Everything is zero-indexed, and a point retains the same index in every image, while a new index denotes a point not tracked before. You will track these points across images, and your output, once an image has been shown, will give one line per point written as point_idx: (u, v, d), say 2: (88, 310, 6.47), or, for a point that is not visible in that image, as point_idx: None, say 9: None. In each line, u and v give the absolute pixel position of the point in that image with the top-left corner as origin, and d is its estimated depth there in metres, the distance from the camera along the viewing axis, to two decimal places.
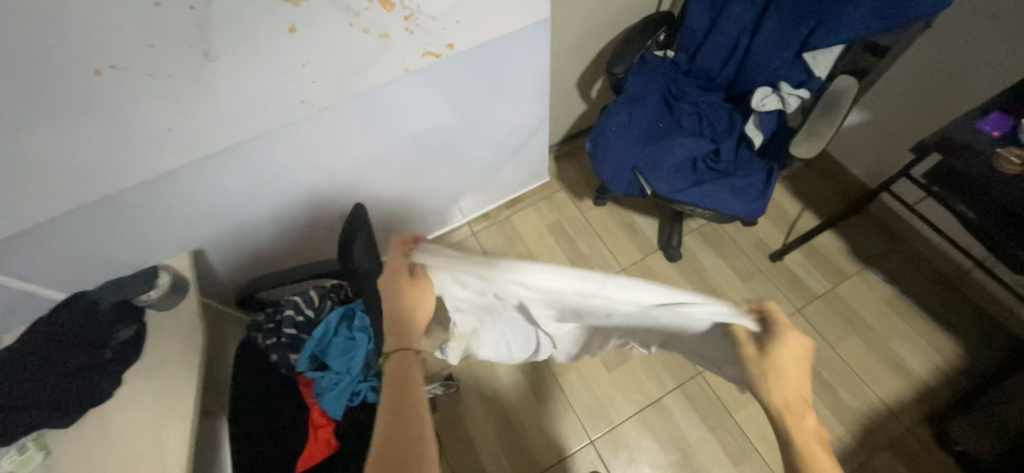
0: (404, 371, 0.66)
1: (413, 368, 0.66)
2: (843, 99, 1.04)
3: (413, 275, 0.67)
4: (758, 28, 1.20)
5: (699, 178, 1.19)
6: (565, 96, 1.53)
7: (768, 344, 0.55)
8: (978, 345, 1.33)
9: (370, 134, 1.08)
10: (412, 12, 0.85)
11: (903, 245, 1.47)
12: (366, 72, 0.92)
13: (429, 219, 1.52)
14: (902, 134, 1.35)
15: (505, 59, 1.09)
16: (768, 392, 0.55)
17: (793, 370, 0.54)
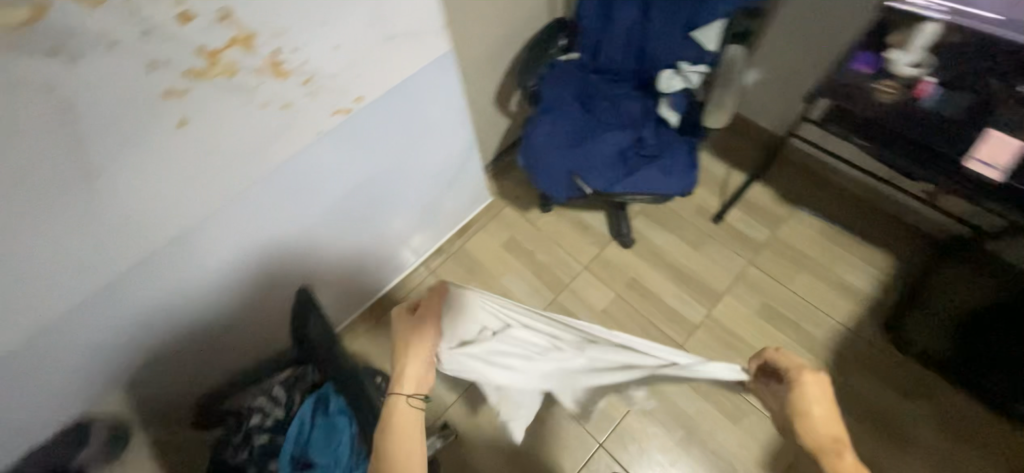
0: (400, 412, 0.71)
1: (405, 414, 0.71)
2: (736, 66, 1.13)
3: (415, 313, 0.76)
4: (646, 18, 1.27)
5: (631, 167, 1.23)
6: (486, 116, 1.54)
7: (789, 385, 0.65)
8: (904, 251, 1.48)
9: (299, 205, 1.02)
10: (310, 76, 0.82)
11: (821, 179, 1.62)
12: (277, 145, 0.87)
13: (382, 270, 1.46)
14: (793, 83, 1.49)
15: (418, 97, 1.07)
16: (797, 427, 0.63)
17: (820, 403, 0.62)
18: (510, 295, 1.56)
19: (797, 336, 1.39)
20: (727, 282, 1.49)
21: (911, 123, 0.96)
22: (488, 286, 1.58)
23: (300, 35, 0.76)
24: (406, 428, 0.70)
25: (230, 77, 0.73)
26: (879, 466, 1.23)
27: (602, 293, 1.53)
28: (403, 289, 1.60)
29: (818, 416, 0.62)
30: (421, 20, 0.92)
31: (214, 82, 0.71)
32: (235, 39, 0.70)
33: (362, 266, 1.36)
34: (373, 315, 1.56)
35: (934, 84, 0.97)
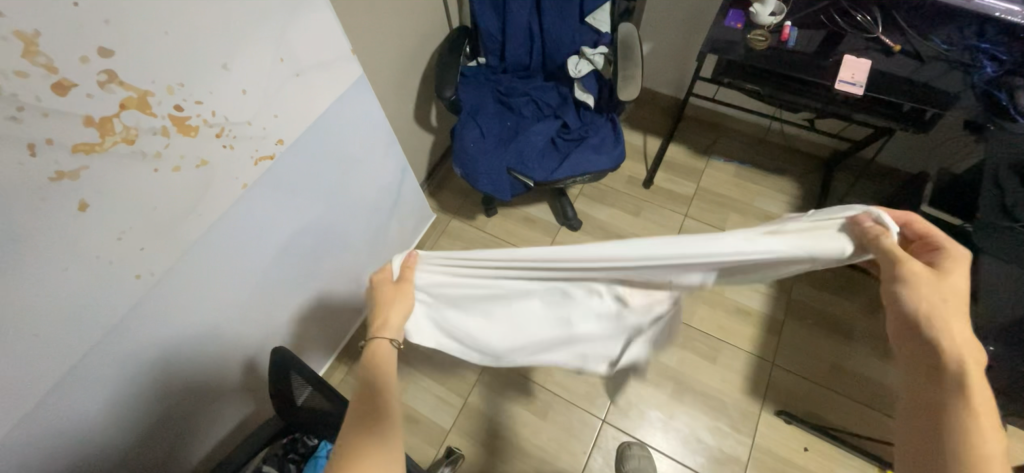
0: (377, 352, 0.71)
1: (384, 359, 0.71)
2: (633, 41, 1.22)
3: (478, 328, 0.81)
4: (540, 12, 1.34)
5: (564, 152, 1.29)
6: (410, 135, 1.53)
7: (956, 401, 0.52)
8: (804, 174, 1.69)
9: (237, 266, 0.94)
10: (223, 125, 0.76)
11: (722, 129, 1.81)
12: (201, 207, 0.80)
13: (341, 315, 1.38)
14: (679, 49, 1.67)
15: (340, 126, 1.04)
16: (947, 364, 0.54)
17: (936, 303, 0.55)
18: None
19: None
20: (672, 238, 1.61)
21: (787, 62, 1.09)
22: None
23: (203, 85, 0.71)
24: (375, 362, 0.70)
25: (130, 144, 0.65)
26: (841, 360, 1.36)
27: None
28: (368, 329, 1.53)
29: (960, 351, 0.53)
30: (328, 50, 0.90)
31: (112, 153, 0.64)
32: (128, 101, 0.63)
33: (319, 316, 1.29)
34: (344, 365, 1.47)
35: (792, 26, 1.12)
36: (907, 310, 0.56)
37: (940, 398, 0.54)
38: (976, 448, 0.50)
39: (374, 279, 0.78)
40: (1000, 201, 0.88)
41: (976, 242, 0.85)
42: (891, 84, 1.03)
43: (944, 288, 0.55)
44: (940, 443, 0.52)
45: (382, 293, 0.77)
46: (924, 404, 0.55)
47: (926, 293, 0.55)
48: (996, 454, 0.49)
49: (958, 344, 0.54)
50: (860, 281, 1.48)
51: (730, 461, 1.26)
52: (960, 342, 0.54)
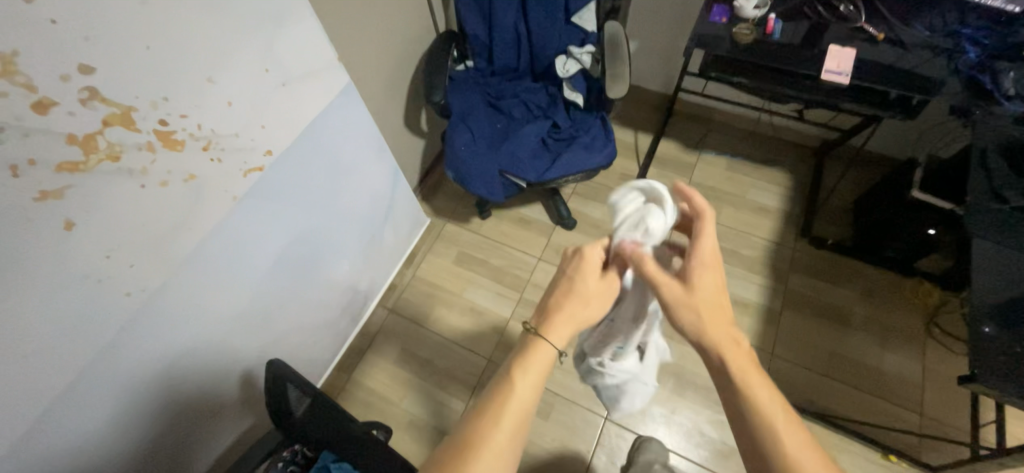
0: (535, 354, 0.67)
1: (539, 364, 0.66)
2: (619, 38, 1.23)
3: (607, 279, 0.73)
4: (527, 14, 1.34)
5: (555, 152, 1.29)
6: (401, 142, 1.52)
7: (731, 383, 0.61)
8: (795, 164, 1.70)
9: (232, 280, 0.93)
10: (211, 138, 0.76)
11: (712, 123, 1.82)
12: (191, 221, 0.79)
13: (338, 325, 1.37)
14: (666, 46, 1.67)
15: (330, 134, 1.03)
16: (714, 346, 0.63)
17: (712, 287, 0.66)
18: (476, 307, 1.55)
19: (737, 262, 1.53)
20: None
21: (772, 55, 1.10)
22: (453, 306, 1.56)
23: (189, 98, 0.70)
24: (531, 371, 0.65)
25: (116, 161, 0.65)
26: (840, 348, 1.37)
27: None
28: (367, 337, 1.52)
29: (728, 344, 0.63)
30: (317, 59, 0.89)
31: (98, 170, 0.63)
32: (112, 117, 0.62)
33: (317, 326, 1.28)
34: (343, 375, 1.46)
35: (777, 19, 1.13)
36: (687, 328, 0.65)
37: (737, 399, 0.61)
38: (766, 436, 0.58)
39: (583, 247, 0.73)
40: (989, 184, 0.88)
41: (968, 223, 0.84)
42: (876, 72, 1.03)
43: (696, 298, 0.65)
44: (755, 436, 0.59)
45: (586, 280, 0.71)
46: (732, 401, 0.62)
47: (676, 296, 0.65)
48: (779, 417, 0.59)
49: (718, 343, 0.63)
50: (855, 268, 1.49)
51: (734, 454, 1.26)
52: (716, 342, 0.63)
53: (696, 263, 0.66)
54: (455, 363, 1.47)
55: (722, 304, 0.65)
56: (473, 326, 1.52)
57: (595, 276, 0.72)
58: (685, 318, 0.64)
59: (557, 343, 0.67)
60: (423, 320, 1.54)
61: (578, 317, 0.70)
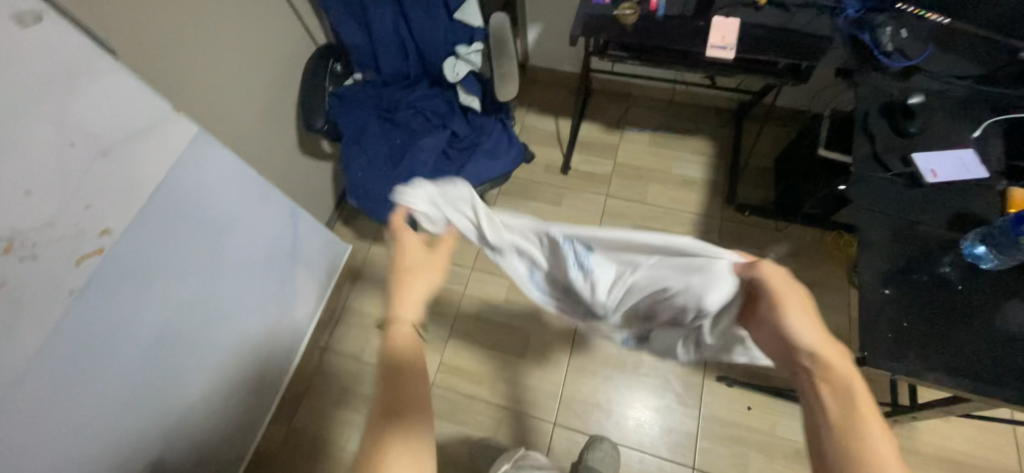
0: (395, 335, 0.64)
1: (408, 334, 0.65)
2: (504, 35, 1.13)
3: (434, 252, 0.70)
4: (406, 16, 1.23)
5: (458, 164, 1.22)
6: (300, 170, 1.42)
7: (818, 378, 0.57)
8: (715, 130, 1.67)
9: (97, 374, 0.84)
10: (11, 238, 0.65)
11: (630, 97, 1.77)
12: (14, 331, 0.69)
13: (263, 378, 1.29)
14: (569, 25, 1.59)
15: (190, 190, 0.92)
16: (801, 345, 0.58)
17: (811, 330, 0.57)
18: None
19: None
20: (596, 221, 1.58)
21: (657, 33, 1.04)
22: None
23: None
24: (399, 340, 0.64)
25: None
26: None
27: (497, 284, 1.52)
28: (302, 382, 1.45)
29: (830, 353, 0.57)
30: (140, 115, 0.78)
31: None
32: None
33: (234, 388, 1.20)
34: (281, 425, 1.40)
35: None
36: (801, 346, 0.58)
37: (819, 437, 0.54)
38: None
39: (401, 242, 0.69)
40: (872, 150, 0.87)
41: (853, 197, 0.83)
42: (763, 42, 1.00)
43: (801, 322, 0.58)
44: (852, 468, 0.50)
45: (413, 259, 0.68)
46: (808, 421, 0.56)
47: (796, 317, 0.58)
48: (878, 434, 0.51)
49: (816, 351, 0.57)
50: (779, 228, 1.50)
51: (679, 435, 1.28)
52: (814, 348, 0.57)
53: (793, 291, 0.59)
54: None
55: (829, 340, 0.58)
56: None
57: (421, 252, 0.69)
58: (799, 336, 0.58)
59: (406, 329, 0.65)
60: (360, 352, 1.48)
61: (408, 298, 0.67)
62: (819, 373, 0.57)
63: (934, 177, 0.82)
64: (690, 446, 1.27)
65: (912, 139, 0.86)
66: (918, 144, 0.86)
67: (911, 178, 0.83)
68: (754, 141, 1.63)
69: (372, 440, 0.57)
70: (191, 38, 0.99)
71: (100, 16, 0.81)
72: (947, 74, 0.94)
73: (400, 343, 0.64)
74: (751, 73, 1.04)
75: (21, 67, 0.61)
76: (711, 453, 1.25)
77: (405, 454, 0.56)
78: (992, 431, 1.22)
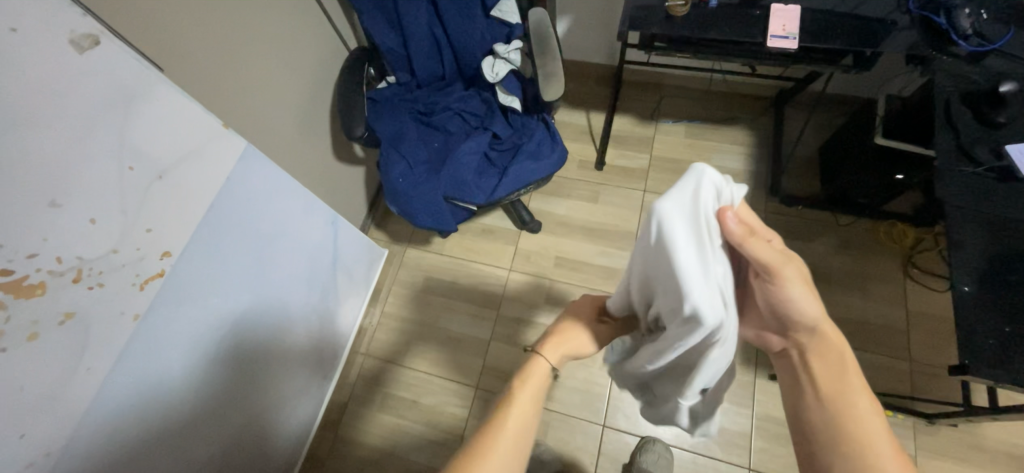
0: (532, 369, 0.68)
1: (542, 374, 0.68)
2: (546, 30, 1.08)
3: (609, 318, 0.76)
4: (440, 15, 1.19)
5: (501, 167, 1.19)
6: (335, 177, 1.40)
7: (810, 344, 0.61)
8: (755, 119, 1.62)
9: (161, 396, 0.84)
10: (78, 267, 0.63)
11: (663, 88, 1.72)
12: (86, 360, 0.68)
13: (310, 387, 1.30)
14: (601, 16, 1.54)
15: (241, 205, 0.91)
16: (796, 313, 0.59)
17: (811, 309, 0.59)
18: (452, 334, 1.48)
19: None
20: (635, 218, 1.54)
21: (709, 25, 0.99)
22: (429, 336, 1.49)
23: (32, 235, 0.57)
24: (530, 381, 0.66)
25: None
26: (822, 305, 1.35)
27: (536, 285, 1.50)
28: (346, 388, 1.45)
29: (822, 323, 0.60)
30: (191, 134, 0.76)
31: None
32: None
33: (285, 399, 1.20)
34: (329, 432, 1.41)
35: None
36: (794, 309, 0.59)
37: (802, 398, 0.61)
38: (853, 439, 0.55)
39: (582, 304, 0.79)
40: (957, 142, 0.86)
41: (940, 194, 0.83)
42: (824, 29, 0.95)
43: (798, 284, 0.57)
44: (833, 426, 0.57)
45: (582, 308, 0.77)
46: (795, 384, 0.62)
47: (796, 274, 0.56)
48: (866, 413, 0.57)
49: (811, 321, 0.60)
50: (828, 221, 1.44)
51: (733, 435, 1.26)
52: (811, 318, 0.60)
53: (785, 257, 0.56)
54: (442, 398, 1.41)
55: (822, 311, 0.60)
56: (454, 354, 1.46)
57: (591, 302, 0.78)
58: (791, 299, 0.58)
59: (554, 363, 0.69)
60: (402, 358, 1.47)
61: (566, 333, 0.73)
62: (808, 338, 0.61)
63: None
64: (744, 446, 1.24)
65: (1000, 128, 0.86)
66: (1006, 134, 0.86)
67: (1002, 172, 0.83)
68: (796, 131, 1.57)
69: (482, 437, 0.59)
70: (231, 49, 0.97)
71: (147, 34, 0.79)
72: None
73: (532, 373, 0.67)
74: (802, 61, 1.00)
75: (80, 91, 0.58)
76: (766, 453, 1.23)
77: (505, 455, 0.58)
78: None
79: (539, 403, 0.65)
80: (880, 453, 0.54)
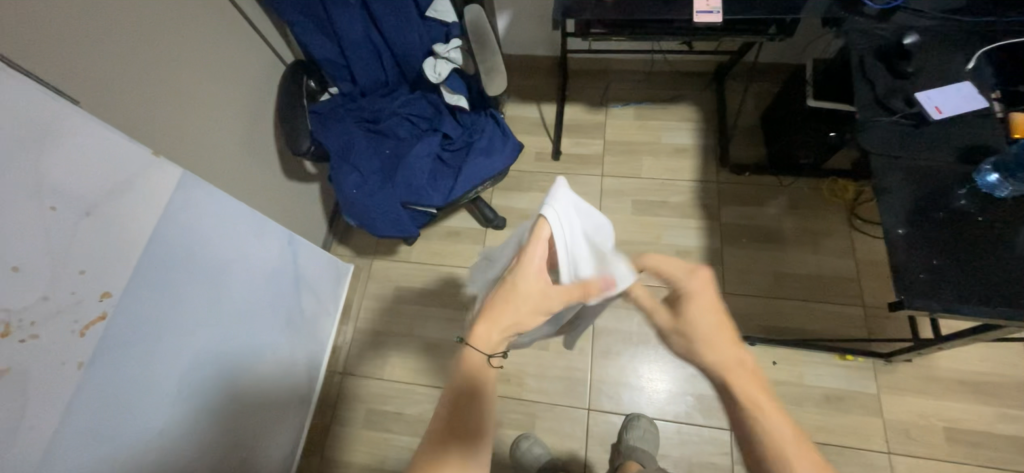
0: (472, 366, 0.69)
1: (478, 370, 0.69)
2: (484, 25, 1.08)
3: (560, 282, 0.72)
4: (376, 21, 1.18)
5: (456, 167, 1.19)
6: (288, 197, 1.36)
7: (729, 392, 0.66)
8: (698, 95, 1.67)
9: (123, 445, 0.79)
10: (6, 321, 0.59)
11: (609, 74, 1.75)
12: (29, 417, 0.63)
13: (288, 414, 1.26)
14: (539, 8, 1.56)
15: (185, 235, 0.87)
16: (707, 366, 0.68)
17: (706, 312, 0.70)
18: (429, 341, 1.47)
19: (667, 211, 1.52)
20: (596, 203, 1.57)
21: (639, 6, 1.02)
22: (407, 346, 1.47)
23: None
24: (470, 385, 0.68)
25: None
26: (780, 264, 1.41)
27: None
28: (326, 410, 1.42)
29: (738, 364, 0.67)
30: (118, 167, 0.72)
31: None
32: None
33: (263, 430, 1.16)
34: (314, 457, 1.37)
35: None
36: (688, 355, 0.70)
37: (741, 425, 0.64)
38: (766, 445, 0.61)
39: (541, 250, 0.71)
40: (874, 95, 0.92)
41: (865, 144, 0.89)
42: (745, 1, 0.99)
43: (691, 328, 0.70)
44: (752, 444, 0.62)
45: (530, 293, 0.71)
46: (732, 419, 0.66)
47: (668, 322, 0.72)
48: (787, 442, 0.60)
49: (721, 365, 0.67)
50: (776, 185, 1.51)
51: (712, 399, 1.30)
52: (718, 363, 0.67)
53: (694, 313, 0.70)
54: (427, 406, 1.40)
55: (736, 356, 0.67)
56: (433, 361, 1.45)
57: (544, 288, 0.72)
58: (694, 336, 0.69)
59: (488, 347, 0.70)
60: (381, 372, 1.45)
61: (492, 313, 0.71)
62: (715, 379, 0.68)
63: (939, 112, 0.88)
64: (723, 409, 1.29)
65: (912, 78, 0.92)
66: (918, 83, 0.92)
67: (917, 118, 0.89)
68: (737, 103, 1.64)
69: (430, 455, 0.63)
70: (156, 75, 0.93)
71: (54, 65, 0.74)
72: (931, 10, 0.97)
73: (471, 371, 0.69)
74: (720, 33, 1.04)
75: None
76: None
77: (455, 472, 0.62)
78: (1002, 347, 1.27)
79: (488, 406, 0.68)
80: (789, 455, 0.60)
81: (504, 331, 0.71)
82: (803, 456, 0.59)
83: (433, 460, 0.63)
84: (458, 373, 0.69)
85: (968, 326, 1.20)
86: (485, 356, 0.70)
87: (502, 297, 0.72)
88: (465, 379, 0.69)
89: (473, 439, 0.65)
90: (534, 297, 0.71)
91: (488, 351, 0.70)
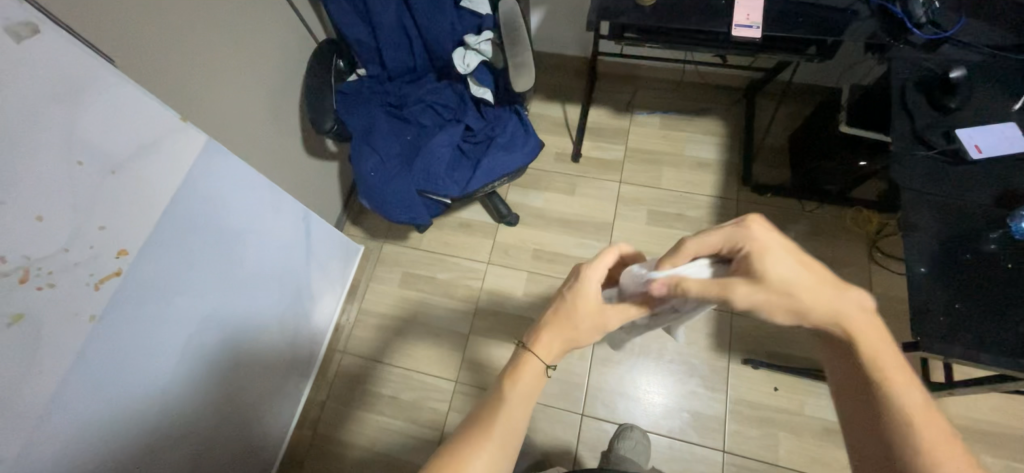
0: (524, 367, 0.62)
1: (533, 371, 0.62)
2: (517, 20, 1.08)
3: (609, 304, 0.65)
4: (410, 6, 1.18)
5: (474, 159, 1.19)
6: (306, 173, 1.38)
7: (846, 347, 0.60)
8: (727, 109, 1.64)
9: (125, 400, 0.81)
10: (25, 267, 0.60)
11: (637, 80, 1.73)
12: (39, 365, 0.65)
13: (286, 387, 1.28)
14: (574, 8, 1.54)
15: (204, 201, 0.88)
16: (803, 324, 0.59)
17: (780, 259, 0.58)
18: (431, 330, 1.47)
19: (684, 225, 1.50)
20: (611, 209, 1.55)
21: (677, 14, 1.00)
22: (408, 332, 1.48)
23: None
24: (518, 381, 0.62)
25: None
26: None
27: (515, 278, 1.50)
28: (323, 386, 1.44)
29: (846, 315, 0.58)
30: (146, 128, 0.73)
31: None
32: None
33: (261, 399, 1.18)
34: (306, 432, 1.39)
35: None
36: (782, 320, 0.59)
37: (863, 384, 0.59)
38: (893, 405, 0.56)
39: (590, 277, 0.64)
40: (912, 127, 0.90)
41: (895, 177, 0.86)
42: (787, 18, 0.96)
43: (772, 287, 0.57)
44: (880, 420, 0.57)
45: (584, 312, 0.64)
46: (849, 374, 0.61)
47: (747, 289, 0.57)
48: (916, 405, 0.56)
49: (826, 320, 0.58)
50: (797, 209, 1.48)
51: (709, 419, 1.28)
52: (824, 318, 0.58)
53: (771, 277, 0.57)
54: (422, 393, 1.40)
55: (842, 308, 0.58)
56: (432, 350, 1.45)
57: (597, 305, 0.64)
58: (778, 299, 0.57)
59: (544, 357, 0.63)
60: (381, 354, 1.46)
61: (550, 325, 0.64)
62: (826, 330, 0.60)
63: (978, 152, 0.85)
64: (718, 429, 1.27)
65: (953, 114, 0.89)
66: (959, 119, 0.89)
67: (954, 155, 0.86)
68: (765, 121, 1.60)
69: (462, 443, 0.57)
70: (191, 41, 0.94)
71: (93, 24, 0.75)
72: (981, 44, 0.94)
73: (523, 371, 0.62)
74: (756, 49, 1.01)
75: (22, 85, 0.56)
76: (740, 435, 1.26)
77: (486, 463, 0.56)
78: (1015, 399, 1.23)
79: (530, 402, 0.62)
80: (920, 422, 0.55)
81: (562, 343, 0.64)
82: (939, 430, 0.54)
83: (470, 440, 0.57)
84: (508, 368, 0.63)
85: (981, 373, 1.17)
86: (539, 367, 0.63)
87: (557, 312, 0.65)
88: (513, 373, 0.62)
89: (509, 432, 0.59)
90: (588, 316, 0.64)
91: (547, 356, 0.63)
